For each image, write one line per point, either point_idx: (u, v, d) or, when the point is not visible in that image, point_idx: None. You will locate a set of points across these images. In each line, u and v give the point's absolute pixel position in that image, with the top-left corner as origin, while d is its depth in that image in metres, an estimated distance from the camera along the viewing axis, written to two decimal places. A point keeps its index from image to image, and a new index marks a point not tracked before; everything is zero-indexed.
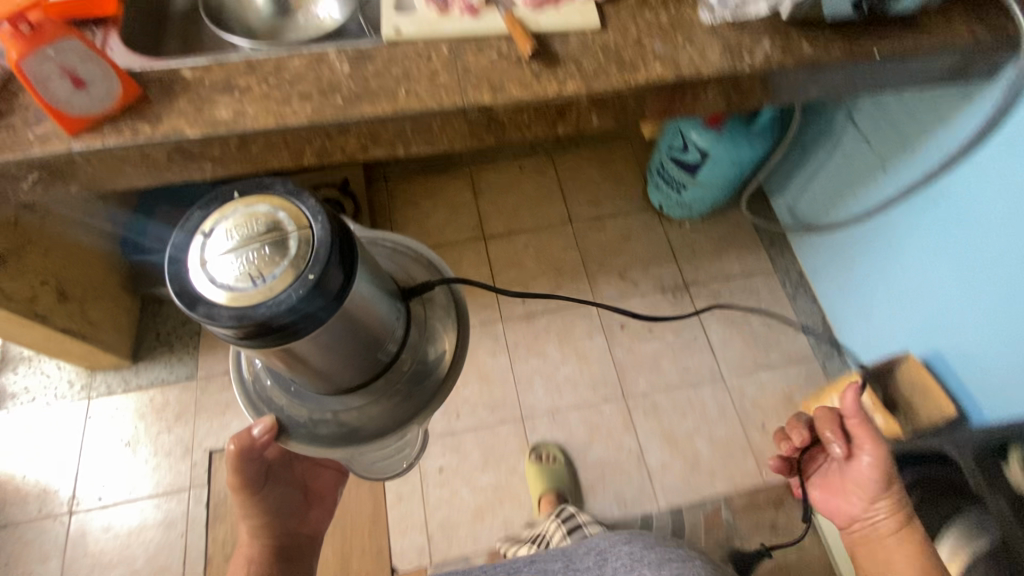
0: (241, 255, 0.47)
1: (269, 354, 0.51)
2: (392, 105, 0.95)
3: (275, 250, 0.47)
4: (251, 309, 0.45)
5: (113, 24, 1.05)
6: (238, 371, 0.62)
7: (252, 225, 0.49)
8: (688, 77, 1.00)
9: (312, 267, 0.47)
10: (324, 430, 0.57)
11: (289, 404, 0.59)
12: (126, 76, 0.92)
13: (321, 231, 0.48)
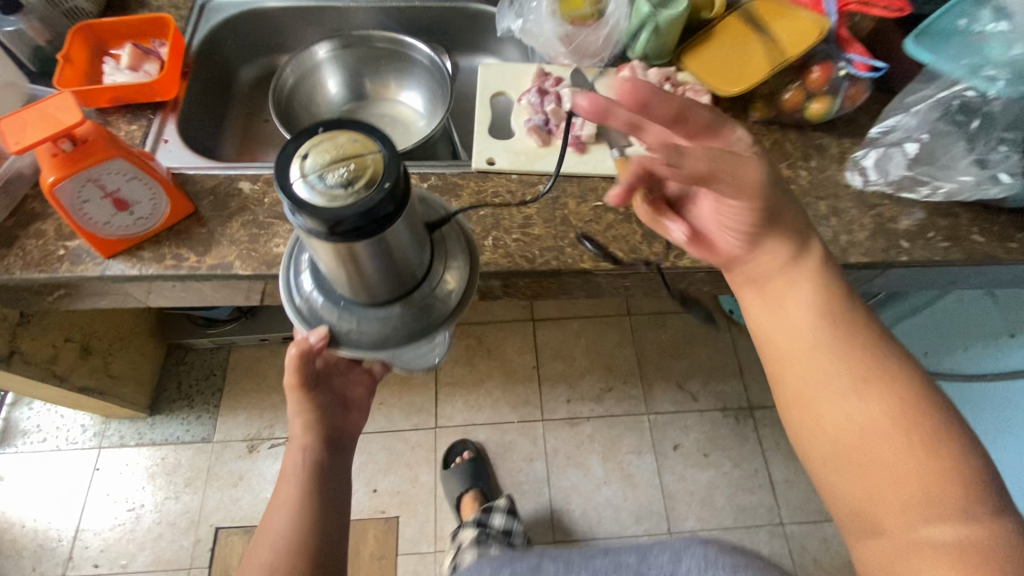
0: (332, 170, 0.48)
1: (333, 250, 0.52)
2: (477, 260, 0.80)
3: (355, 170, 0.48)
4: (338, 213, 0.47)
5: (172, 109, 0.93)
6: (286, 285, 0.68)
7: (335, 149, 0.50)
8: (830, 259, 0.83)
9: (388, 176, 0.49)
10: (373, 337, 0.64)
11: (336, 309, 0.65)
12: (177, 191, 0.79)
13: (392, 150, 0.50)
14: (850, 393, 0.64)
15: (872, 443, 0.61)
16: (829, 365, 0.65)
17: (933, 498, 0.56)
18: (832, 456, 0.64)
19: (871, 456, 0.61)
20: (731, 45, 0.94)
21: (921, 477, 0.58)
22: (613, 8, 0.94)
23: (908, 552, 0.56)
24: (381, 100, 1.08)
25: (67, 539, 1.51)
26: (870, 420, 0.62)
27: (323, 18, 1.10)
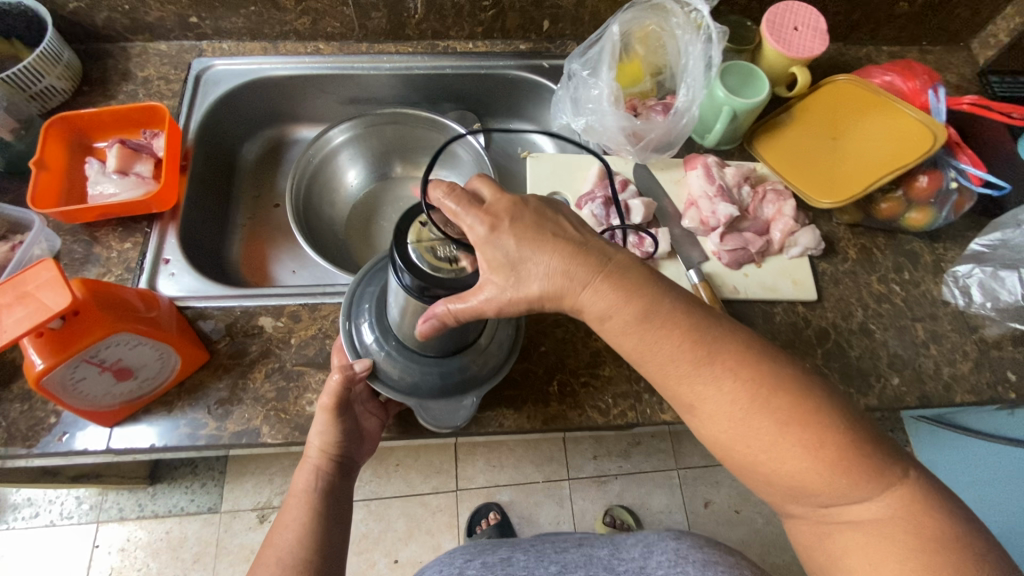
0: (439, 248, 0.52)
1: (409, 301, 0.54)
2: (543, 414, 0.70)
3: (458, 252, 0.53)
4: (434, 283, 0.51)
5: (172, 218, 0.79)
6: (345, 316, 0.67)
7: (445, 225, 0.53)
8: (934, 400, 0.74)
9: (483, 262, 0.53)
10: (417, 381, 0.64)
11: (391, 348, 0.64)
12: (189, 342, 0.67)
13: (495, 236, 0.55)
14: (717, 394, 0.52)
15: (745, 432, 0.50)
16: (702, 367, 0.52)
17: (810, 487, 0.49)
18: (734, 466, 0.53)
19: (747, 456, 0.51)
20: (819, 138, 0.82)
21: (800, 458, 0.49)
22: (687, 94, 0.79)
23: (830, 536, 0.50)
24: (411, 180, 0.95)
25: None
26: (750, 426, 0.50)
27: (340, 84, 0.95)
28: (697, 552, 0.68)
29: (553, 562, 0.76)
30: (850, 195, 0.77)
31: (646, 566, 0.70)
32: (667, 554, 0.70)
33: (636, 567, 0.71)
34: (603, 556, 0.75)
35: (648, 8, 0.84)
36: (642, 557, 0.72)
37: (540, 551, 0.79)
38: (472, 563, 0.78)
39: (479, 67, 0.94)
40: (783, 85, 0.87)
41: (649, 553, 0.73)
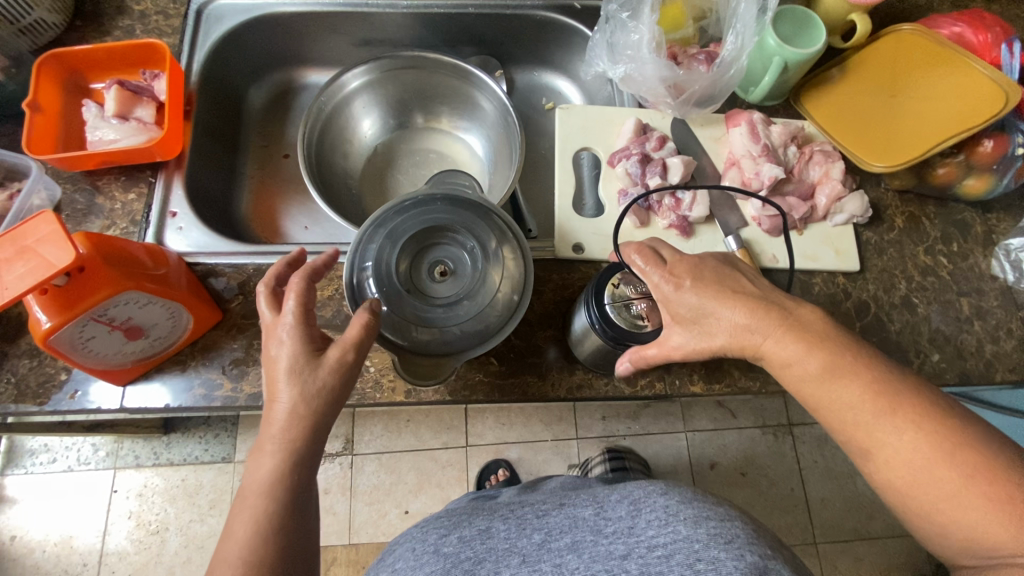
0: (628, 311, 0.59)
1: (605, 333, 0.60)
2: (567, 384, 0.67)
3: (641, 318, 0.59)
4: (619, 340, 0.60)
5: (177, 168, 0.75)
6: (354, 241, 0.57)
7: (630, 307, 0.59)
8: (974, 377, 0.71)
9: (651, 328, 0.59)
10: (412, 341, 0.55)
11: (394, 296, 0.55)
12: (201, 301, 0.64)
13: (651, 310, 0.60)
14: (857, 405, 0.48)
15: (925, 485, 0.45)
16: (880, 403, 0.47)
17: (992, 540, 0.42)
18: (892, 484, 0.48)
19: (925, 501, 0.45)
20: (877, 93, 0.76)
21: (976, 502, 0.43)
22: (736, 41, 0.72)
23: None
24: (429, 133, 0.89)
25: (90, 565, 1.44)
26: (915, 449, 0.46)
27: (354, 23, 0.87)
28: (687, 506, 0.50)
29: (537, 529, 0.59)
30: (909, 155, 0.71)
31: (632, 526, 0.52)
32: (654, 509, 0.52)
33: (621, 528, 0.53)
34: (588, 515, 0.57)
35: None
36: (626, 515, 0.54)
37: (522, 516, 0.63)
38: (446, 539, 0.64)
39: (506, 5, 0.86)
40: (838, 35, 0.80)
41: (634, 509, 0.54)
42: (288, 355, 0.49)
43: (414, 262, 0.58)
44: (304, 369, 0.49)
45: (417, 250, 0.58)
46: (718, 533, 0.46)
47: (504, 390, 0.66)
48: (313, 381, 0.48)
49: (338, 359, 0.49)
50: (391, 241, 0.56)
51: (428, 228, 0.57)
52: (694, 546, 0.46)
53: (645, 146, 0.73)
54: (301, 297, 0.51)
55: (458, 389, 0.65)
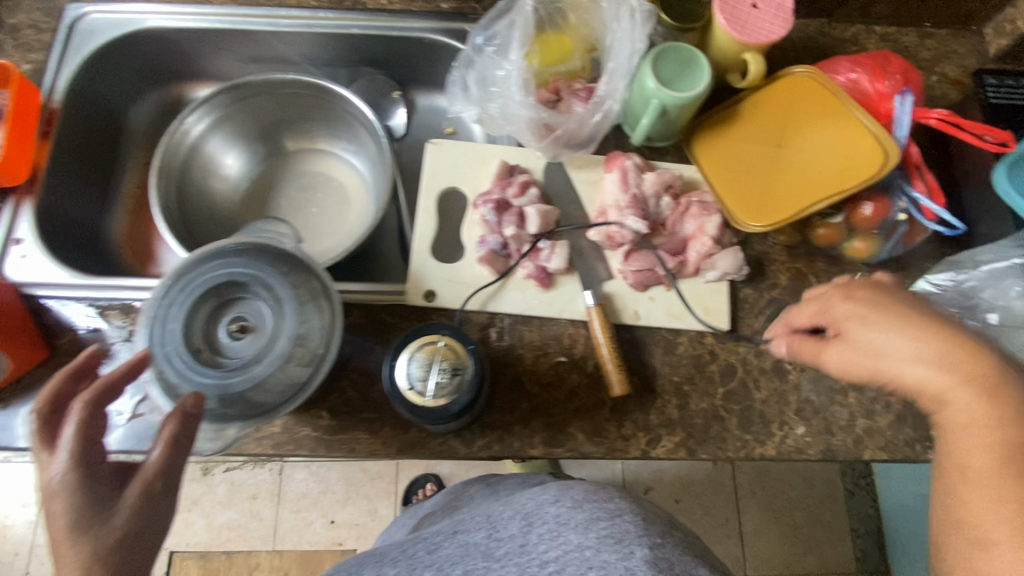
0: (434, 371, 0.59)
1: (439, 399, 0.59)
2: (399, 442, 0.64)
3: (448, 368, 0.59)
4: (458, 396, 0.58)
5: (28, 191, 0.72)
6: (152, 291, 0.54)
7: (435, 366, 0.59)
8: (840, 454, 0.67)
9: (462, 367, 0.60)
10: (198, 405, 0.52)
11: (180, 357, 0.52)
12: (21, 340, 0.62)
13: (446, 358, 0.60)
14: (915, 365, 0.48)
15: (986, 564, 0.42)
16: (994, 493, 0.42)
17: None
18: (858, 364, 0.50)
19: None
20: (763, 141, 0.71)
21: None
22: (608, 83, 0.68)
23: None
24: (312, 156, 0.86)
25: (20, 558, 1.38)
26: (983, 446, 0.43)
27: (240, 41, 0.84)
28: (577, 511, 0.50)
29: (425, 568, 0.55)
30: (786, 214, 0.67)
31: (524, 544, 0.51)
32: (544, 522, 0.51)
33: (513, 549, 0.51)
34: (480, 540, 0.54)
35: None
36: (519, 533, 0.52)
37: (415, 554, 0.58)
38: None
39: (393, 28, 0.83)
40: (737, 73, 0.74)
41: (524, 524, 0.52)
42: (67, 510, 0.42)
43: (212, 318, 0.55)
44: (92, 518, 0.42)
45: (218, 306, 0.55)
46: (605, 533, 0.47)
47: (330, 446, 0.64)
48: (106, 534, 0.42)
49: (141, 493, 0.44)
50: (184, 296, 0.54)
51: (225, 283, 0.55)
52: (583, 555, 0.47)
53: (506, 191, 0.70)
54: (84, 423, 0.45)
55: (283, 441, 0.63)
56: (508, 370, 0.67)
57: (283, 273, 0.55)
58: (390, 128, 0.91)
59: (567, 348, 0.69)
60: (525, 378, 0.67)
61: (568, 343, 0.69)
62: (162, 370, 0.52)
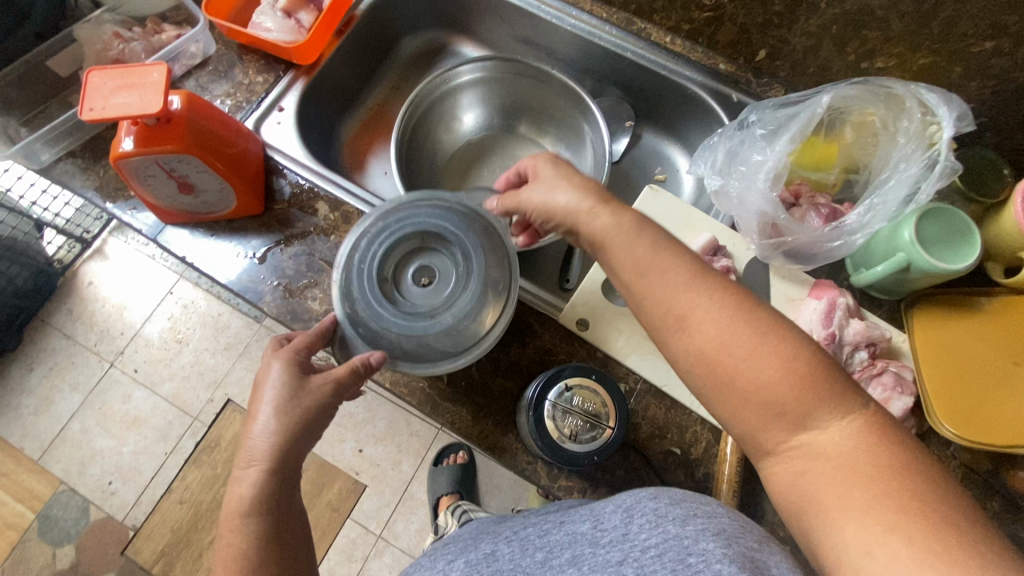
0: (576, 412, 0.62)
1: (595, 429, 0.62)
2: (494, 440, 0.65)
3: (583, 398, 0.63)
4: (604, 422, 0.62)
5: (306, 73, 0.82)
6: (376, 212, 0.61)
7: (579, 404, 0.62)
8: None
9: (591, 398, 0.63)
10: (364, 327, 0.57)
11: (370, 279, 0.58)
12: (250, 191, 0.71)
13: (569, 390, 0.63)
14: (690, 296, 0.45)
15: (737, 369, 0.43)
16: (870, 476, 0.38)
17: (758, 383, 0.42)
18: (694, 376, 0.45)
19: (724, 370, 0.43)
20: (999, 350, 0.65)
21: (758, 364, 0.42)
22: (860, 217, 0.64)
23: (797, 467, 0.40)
24: (530, 145, 0.90)
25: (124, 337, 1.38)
26: (717, 322, 0.44)
27: (521, 19, 0.90)
28: (676, 507, 0.43)
29: (539, 547, 0.50)
30: (993, 437, 0.61)
31: (627, 534, 0.45)
32: (644, 512, 0.45)
33: (615, 537, 0.45)
34: (585, 528, 0.48)
35: (879, 93, 0.65)
36: (619, 523, 0.46)
37: (527, 536, 0.52)
38: (455, 563, 0.53)
39: (662, 66, 0.84)
40: (1000, 264, 0.66)
41: (625, 515, 0.46)
42: (275, 371, 0.50)
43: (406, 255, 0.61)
44: (288, 396, 0.49)
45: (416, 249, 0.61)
46: (705, 527, 0.40)
47: (435, 409, 0.66)
48: (293, 406, 0.49)
49: (316, 390, 0.50)
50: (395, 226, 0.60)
51: (434, 233, 0.60)
52: (683, 544, 0.40)
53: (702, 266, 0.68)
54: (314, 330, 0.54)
55: (400, 383, 0.67)
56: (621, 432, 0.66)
57: (483, 245, 0.60)
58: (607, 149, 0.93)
59: (685, 442, 0.66)
60: (634, 447, 0.65)
61: (689, 439, 0.66)
62: (352, 282, 0.58)
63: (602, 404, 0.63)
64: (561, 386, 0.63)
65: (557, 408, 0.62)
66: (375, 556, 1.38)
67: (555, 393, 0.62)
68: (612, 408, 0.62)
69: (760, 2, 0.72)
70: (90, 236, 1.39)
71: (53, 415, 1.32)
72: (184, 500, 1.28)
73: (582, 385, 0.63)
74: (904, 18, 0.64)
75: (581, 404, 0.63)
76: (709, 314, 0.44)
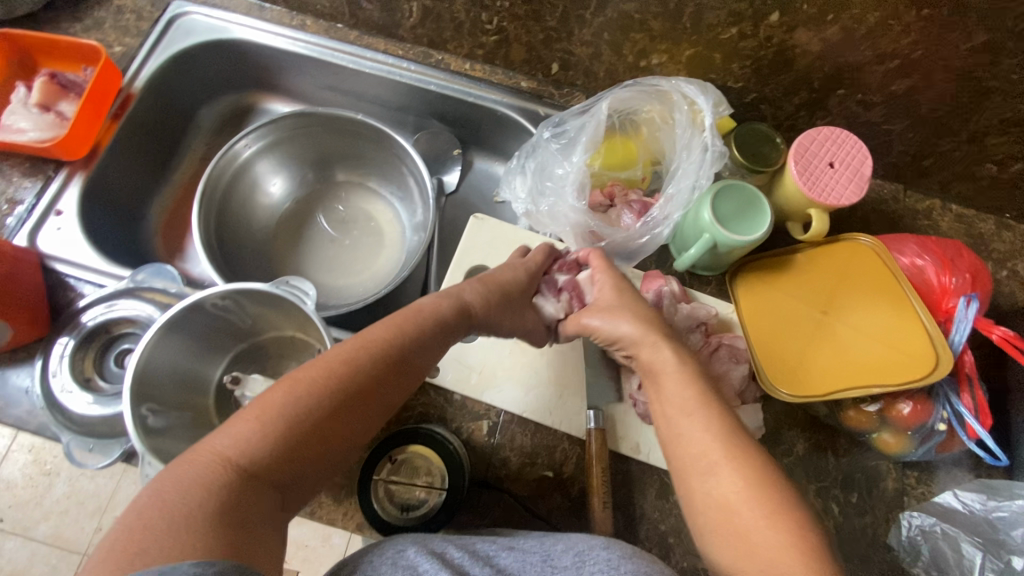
0: (407, 487, 0.60)
1: (435, 486, 0.60)
2: (361, 518, 0.61)
3: (411, 460, 0.62)
4: (439, 476, 0.61)
5: (82, 166, 0.74)
6: (56, 341, 0.65)
7: (412, 470, 0.61)
8: None
9: (420, 463, 0.61)
10: (73, 415, 0.61)
11: (73, 379, 0.63)
12: (27, 311, 0.63)
13: (394, 456, 0.61)
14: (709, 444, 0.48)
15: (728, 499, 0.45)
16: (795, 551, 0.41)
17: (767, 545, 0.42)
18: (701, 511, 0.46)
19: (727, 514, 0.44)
20: (809, 302, 0.68)
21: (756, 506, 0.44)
22: (663, 210, 0.68)
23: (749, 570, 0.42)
24: (357, 191, 0.88)
25: None
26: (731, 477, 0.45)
27: (320, 69, 0.87)
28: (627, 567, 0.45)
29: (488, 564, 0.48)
30: (811, 381, 0.64)
31: None
32: (595, 563, 0.46)
33: None
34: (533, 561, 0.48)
35: (651, 92, 0.69)
36: (571, 565, 0.46)
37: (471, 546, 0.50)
38: (405, 550, 0.47)
39: (468, 93, 0.84)
40: (796, 222, 0.71)
41: (576, 559, 0.47)
42: None
43: (101, 355, 0.66)
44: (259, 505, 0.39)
45: (109, 340, 0.67)
46: None
47: None
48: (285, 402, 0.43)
49: None
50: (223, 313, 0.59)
51: (116, 321, 0.66)
52: None
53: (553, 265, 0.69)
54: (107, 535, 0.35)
55: None
56: (491, 472, 0.64)
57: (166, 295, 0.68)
58: (441, 183, 0.91)
59: (556, 464, 0.65)
60: (506, 485, 0.64)
61: (559, 458, 0.65)
62: (64, 395, 0.62)
63: (437, 473, 0.61)
64: (386, 460, 0.61)
65: (383, 482, 0.60)
66: None
67: (379, 469, 0.61)
68: (441, 464, 0.61)
69: (534, 20, 0.74)
70: None
71: None
72: None
73: (417, 453, 0.62)
74: (658, 17, 0.69)
75: (405, 463, 0.61)
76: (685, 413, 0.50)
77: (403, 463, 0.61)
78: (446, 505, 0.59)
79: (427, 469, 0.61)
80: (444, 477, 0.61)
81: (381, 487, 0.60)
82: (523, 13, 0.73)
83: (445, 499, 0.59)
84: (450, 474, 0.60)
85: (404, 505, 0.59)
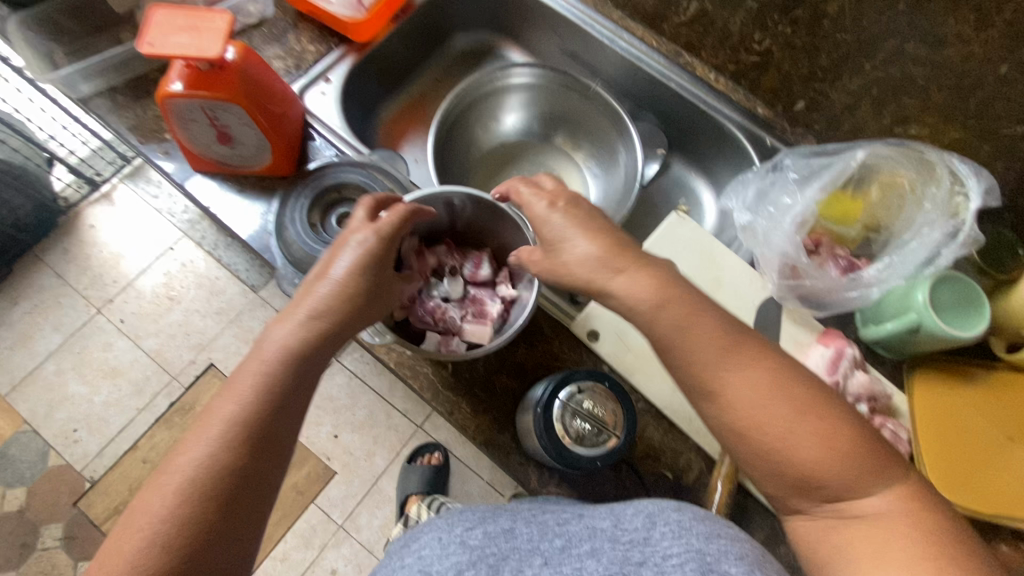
0: (583, 422, 0.62)
1: (607, 429, 0.63)
2: (489, 436, 0.66)
3: (593, 398, 0.64)
4: (614, 424, 0.63)
5: (357, 50, 0.84)
6: (297, 186, 0.74)
7: (591, 406, 0.63)
8: None
9: (599, 403, 0.63)
10: (294, 250, 0.71)
11: (302, 223, 0.72)
12: (286, 150, 0.72)
13: (578, 388, 0.64)
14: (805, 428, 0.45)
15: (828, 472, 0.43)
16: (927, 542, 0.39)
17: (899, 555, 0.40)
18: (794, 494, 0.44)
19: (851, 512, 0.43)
20: (995, 422, 0.66)
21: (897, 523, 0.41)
22: (880, 272, 0.67)
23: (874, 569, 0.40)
24: (562, 155, 0.92)
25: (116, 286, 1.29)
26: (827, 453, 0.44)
27: (572, 35, 0.92)
28: (701, 525, 0.42)
29: (558, 535, 0.47)
30: (981, 500, 0.62)
31: (646, 540, 0.43)
32: (666, 523, 0.43)
33: (634, 538, 0.43)
34: (605, 525, 0.46)
35: (913, 158, 0.69)
36: (641, 526, 0.44)
37: (545, 521, 0.50)
38: (473, 531, 0.50)
39: (703, 101, 0.86)
40: (1003, 339, 0.68)
41: (646, 521, 0.44)
42: None
43: (325, 210, 0.74)
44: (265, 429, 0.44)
45: (335, 199, 0.75)
46: (729, 549, 0.39)
47: (436, 396, 0.66)
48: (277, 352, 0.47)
49: None
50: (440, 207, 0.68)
51: (347, 185, 0.75)
52: (705, 558, 0.39)
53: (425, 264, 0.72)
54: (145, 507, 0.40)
55: (404, 365, 0.67)
56: None
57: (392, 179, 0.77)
58: None
59: (678, 468, 0.66)
60: (631, 462, 0.65)
61: (681, 464, 0.66)
62: (293, 232, 0.71)
63: (615, 419, 0.63)
64: (572, 389, 0.63)
65: (565, 408, 0.62)
66: (333, 546, 1.20)
67: (565, 394, 0.63)
68: (621, 414, 0.63)
69: (807, 53, 0.74)
70: (100, 178, 1.32)
71: (28, 353, 1.24)
72: (147, 460, 1.20)
73: (594, 390, 0.64)
74: (943, 90, 0.66)
75: (585, 397, 0.63)
76: (781, 429, 0.44)
77: (584, 398, 0.63)
78: (609, 452, 0.62)
79: (603, 413, 0.63)
80: (617, 423, 0.63)
81: (560, 412, 0.62)
82: (799, 44, 0.74)
83: (616, 447, 0.62)
84: (623, 425, 0.63)
85: (578, 435, 0.62)
